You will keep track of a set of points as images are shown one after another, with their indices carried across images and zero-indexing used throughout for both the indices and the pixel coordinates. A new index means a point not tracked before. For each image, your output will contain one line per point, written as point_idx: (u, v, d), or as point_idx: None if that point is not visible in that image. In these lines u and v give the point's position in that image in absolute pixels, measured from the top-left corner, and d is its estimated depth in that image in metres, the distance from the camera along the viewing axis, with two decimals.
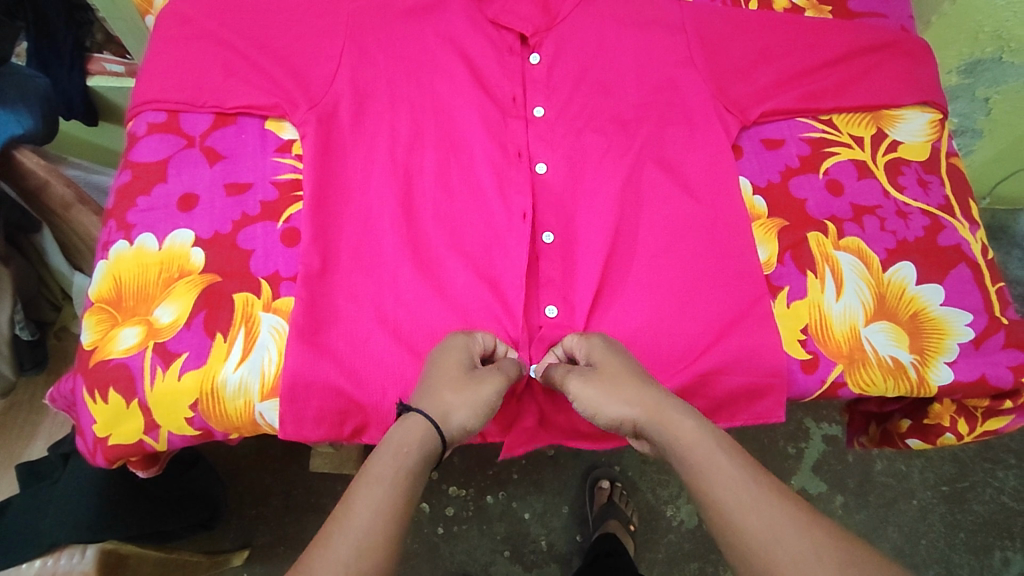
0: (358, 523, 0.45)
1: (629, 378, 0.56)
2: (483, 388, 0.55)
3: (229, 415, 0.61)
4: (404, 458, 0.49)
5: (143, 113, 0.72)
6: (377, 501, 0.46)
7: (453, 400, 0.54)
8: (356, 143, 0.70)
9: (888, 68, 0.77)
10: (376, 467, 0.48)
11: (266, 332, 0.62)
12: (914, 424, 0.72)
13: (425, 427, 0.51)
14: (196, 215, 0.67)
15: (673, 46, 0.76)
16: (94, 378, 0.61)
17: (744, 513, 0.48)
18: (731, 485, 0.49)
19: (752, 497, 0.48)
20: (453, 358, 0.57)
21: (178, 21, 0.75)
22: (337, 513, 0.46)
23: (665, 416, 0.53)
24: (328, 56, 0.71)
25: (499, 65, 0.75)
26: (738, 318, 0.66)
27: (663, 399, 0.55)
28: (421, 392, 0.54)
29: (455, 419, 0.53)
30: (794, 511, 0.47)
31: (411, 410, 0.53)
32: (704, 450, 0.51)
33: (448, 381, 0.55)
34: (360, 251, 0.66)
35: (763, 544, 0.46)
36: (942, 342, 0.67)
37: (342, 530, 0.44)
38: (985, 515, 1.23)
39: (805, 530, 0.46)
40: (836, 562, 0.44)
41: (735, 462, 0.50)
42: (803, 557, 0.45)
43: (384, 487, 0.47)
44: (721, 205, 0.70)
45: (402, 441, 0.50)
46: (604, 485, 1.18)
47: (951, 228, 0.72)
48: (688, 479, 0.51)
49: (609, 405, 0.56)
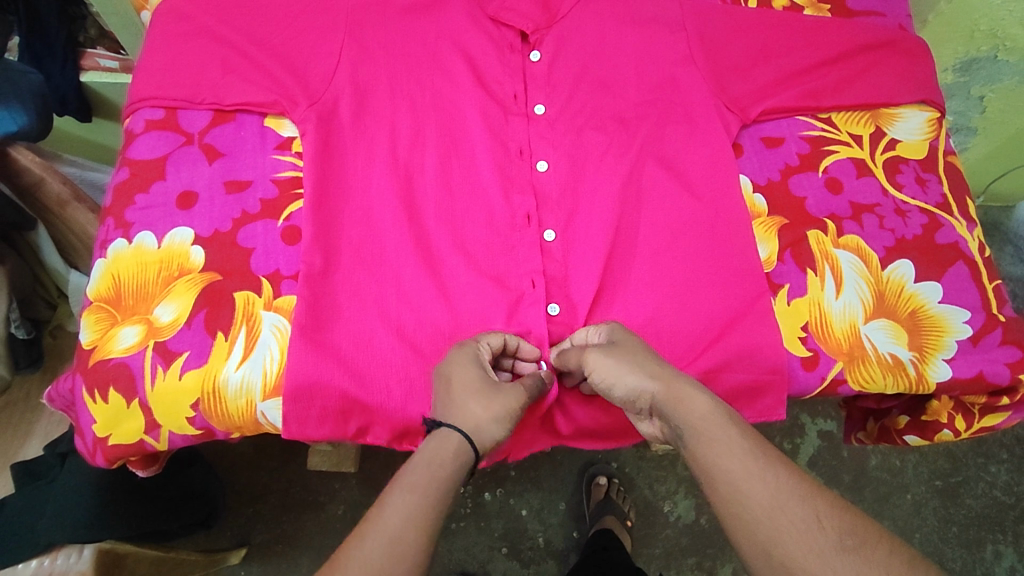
0: (390, 526, 0.45)
1: (647, 355, 0.57)
2: (507, 399, 0.56)
3: (231, 414, 0.61)
4: (440, 469, 0.49)
5: (141, 110, 0.71)
6: (411, 507, 0.46)
7: (483, 413, 0.54)
8: (357, 140, 0.69)
9: (885, 67, 0.78)
10: (408, 476, 0.48)
11: (268, 331, 0.62)
12: (911, 421, 0.72)
13: (456, 439, 0.52)
14: (196, 213, 0.66)
15: (673, 44, 0.76)
16: (95, 378, 0.60)
17: (751, 482, 0.48)
18: (740, 456, 0.49)
19: (759, 467, 0.49)
20: (470, 369, 0.56)
21: (175, 17, 0.74)
22: (370, 514, 0.46)
23: (680, 388, 0.54)
24: (328, 53, 0.71)
25: (500, 62, 0.75)
26: (740, 316, 0.66)
27: (677, 375, 0.55)
28: (445, 405, 0.54)
29: (486, 432, 0.54)
30: (795, 480, 0.48)
31: (440, 426, 0.53)
32: (716, 423, 0.52)
33: (474, 391, 0.55)
34: (362, 249, 0.66)
35: (767, 513, 0.47)
36: (941, 339, 0.67)
37: (375, 531, 0.45)
38: (978, 509, 1.25)
39: (805, 500, 0.47)
40: (836, 532, 0.45)
41: (743, 435, 0.51)
42: (806, 524, 0.45)
43: (417, 496, 0.47)
44: (722, 202, 0.70)
45: (433, 454, 0.50)
46: (601, 481, 1.18)
47: (949, 226, 0.73)
48: (698, 450, 0.51)
49: (627, 375, 0.56)
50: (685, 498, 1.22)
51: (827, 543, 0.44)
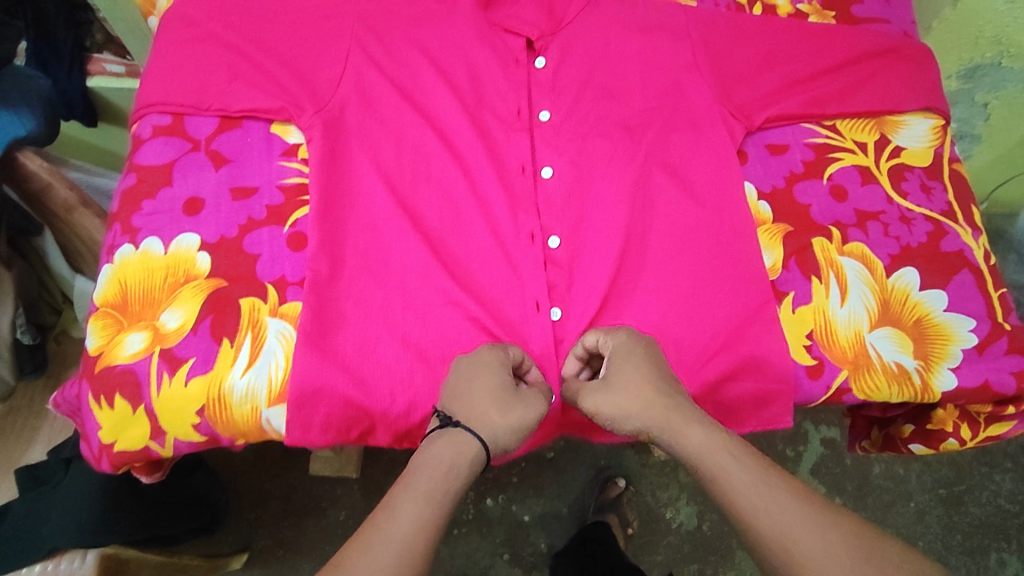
0: (400, 532, 0.47)
1: (648, 388, 0.56)
2: (529, 410, 0.55)
3: (236, 420, 0.61)
4: (455, 477, 0.51)
5: (148, 116, 0.72)
6: (421, 513, 0.48)
7: (501, 424, 0.54)
8: (362, 146, 0.69)
9: (890, 75, 0.78)
10: (423, 481, 0.50)
11: (273, 338, 0.62)
12: (917, 429, 0.72)
13: (474, 448, 0.53)
14: (202, 219, 0.67)
15: (678, 52, 0.76)
16: (100, 384, 0.60)
17: (759, 515, 0.49)
18: (742, 490, 0.50)
19: (765, 500, 0.50)
20: (496, 376, 0.57)
21: (182, 23, 0.74)
22: (382, 517, 0.48)
23: (682, 423, 0.54)
24: (335, 60, 0.71)
25: (505, 69, 0.75)
26: (745, 324, 0.66)
27: (668, 404, 0.55)
28: (467, 408, 0.55)
29: (502, 440, 0.55)
30: (805, 508, 0.49)
31: (460, 428, 0.54)
32: (711, 456, 0.52)
33: (493, 401, 0.55)
34: (368, 256, 0.66)
35: (781, 541, 0.48)
36: (945, 347, 0.67)
37: (384, 536, 0.46)
38: (982, 517, 1.24)
39: (815, 527, 0.48)
40: (851, 556, 0.47)
41: (745, 466, 0.51)
42: (819, 553, 0.47)
43: (428, 501, 0.49)
44: (726, 210, 0.70)
45: (451, 459, 0.52)
46: (618, 483, 1.19)
47: (954, 233, 0.73)
48: (703, 482, 0.52)
49: (617, 416, 0.56)
50: (687, 504, 1.21)
51: (839, 572, 0.46)
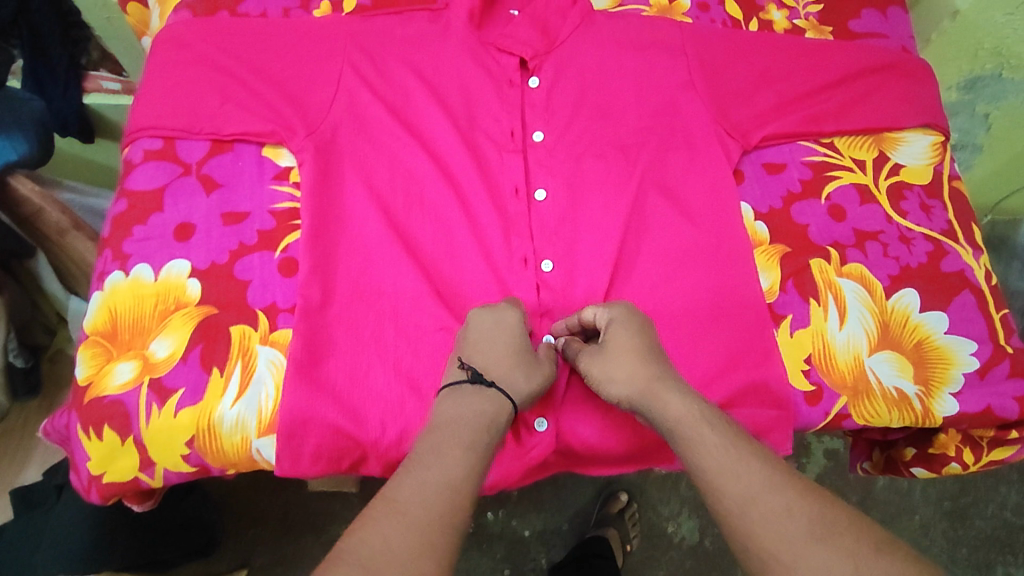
0: (445, 470, 0.49)
1: (633, 354, 0.57)
2: (546, 374, 0.60)
3: (226, 451, 0.60)
4: (496, 431, 0.54)
5: (139, 140, 0.71)
6: (471, 464, 0.50)
7: (528, 385, 0.58)
8: (354, 170, 0.69)
9: (889, 91, 0.77)
10: (470, 432, 0.52)
11: (263, 366, 0.62)
12: (919, 453, 0.71)
13: (509, 407, 0.56)
14: (193, 245, 0.66)
15: (673, 70, 0.75)
16: (90, 415, 0.60)
17: (723, 476, 0.48)
18: (711, 451, 0.50)
19: (731, 461, 0.49)
20: (518, 335, 0.60)
21: (174, 45, 0.74)
22: (425, 456, 0.50)
23: (657, 390, 0.55)
24: (327, 83, 0.71)
25: (499, 89, 0.74)
26: (742, 348, 0.65)
27: (656, 372, 0.56)
28: (495, 368, 0.58)
29: (526, 402, 0.59)
30: (768, 473, 0.48)
31: (492, 387, 0.56)
32: (689, 420, 0.53)
33: (521, 363, 0.59)
34: (360, 282, 0.65)
35: (740, 503, 0.47)
36: (947, 372, 0.66)
37: (428, 471, 0.48)
38: (987, 530, 1.23)
39: (780, 489, 0.47)
40: (806, 520, 0.45)
41: (717, 431, 0.51)
42: (777, 515, 0.46)
43: (475, 452, 0.51)
44: (722, 231, 0.70)
45: (491, 414, 0.55)
46: (621, 497, 1.19)
47: (955, 253, 0.72)
48: (677, 448, 0.52)
49: (607, 379, 0.58)
50: (689, 518, 1.20)
51: (797, 533, 0.44)
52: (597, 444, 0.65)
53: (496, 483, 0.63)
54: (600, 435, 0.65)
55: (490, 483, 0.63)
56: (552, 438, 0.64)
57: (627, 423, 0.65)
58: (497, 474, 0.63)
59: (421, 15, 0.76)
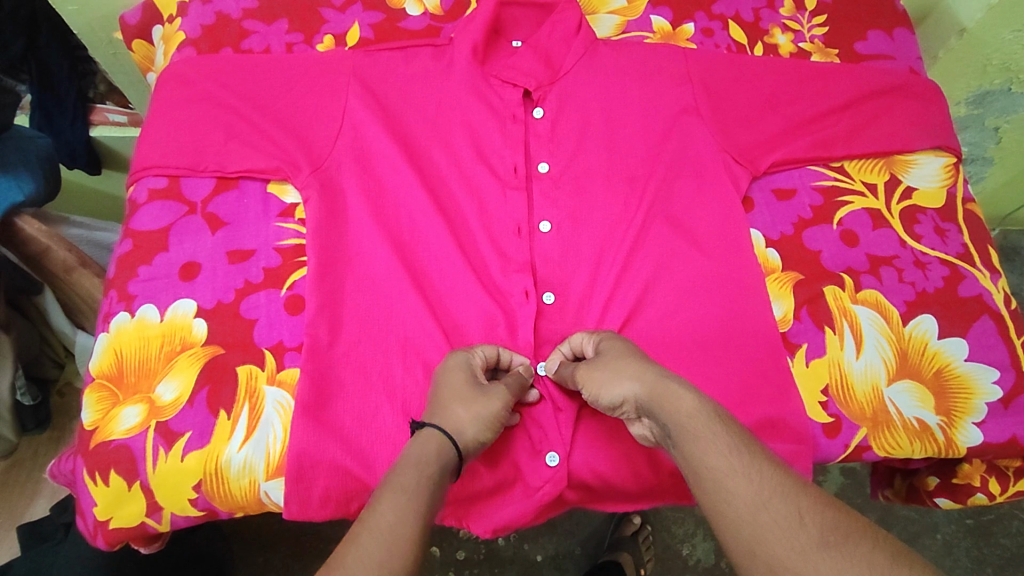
0: (383, 524, 0.45)
1: (633, 358, 0.56)
2: (492, 402, 0.56)
3: (233, 495, 0.59)
4: (425, 468, 0.50)
5: (144, 179, 0.71)
6: (401, 505, 0.46)
7: (465, 416, 0.54)
8: (360, 205, 0.68)
9: (897, 113, 0.76)
10: (398, 477, 0.48)
11: (270, 408, 0.61)
12: (942, 483, 0.69)
13: (439, 439, 0.52)
14: (198, 285, 0.66)
15: (678, 96, 0.75)
16: (95, 460, 0.59)
17: (737, 479, 0.46)
18: (724, 452, 0.47)
19: (744, 465, 0.46)
20: (458, 372, 0.58)
21: (178, 83, 0.74)
22: (363, 517, 0.46)
23: (664, 387, 0.52)
24: (332, 119, 0.71)
25: (503, 122, 0.74)
26: (757, 381, 0.64)
27: (663, 375, 0.54)
28: (433, 409, 0.55)
29: (468, 432, 0.54)
30: (781, 478, 0.45)
31: (425, 426, 0.54)
32: (702, 420, 0.50)
33: (456, 394, 0.56)
34: (367, 319, 0.64)
35: (751, 510, 0.44)
36: (969, 402, 0.65)
37: (368, 531, 0.44)
38: (1013, 548, 1.13)
39: (788, 496, 0.44)
40: (819, 528, 0.42)
41: (730, 432, 0.49)
42: (787, 522, 0.43)
43: (407, 495, 0.47)
44: (733, 260, 0.68)
45: (418, 454, 0.51)
46: (635, 520, 1.10)
47: (972, 277, 0.70)
48: (686, 449, 0.49)
49: (610, 382, 0.55)
50: (705, 540, 1.12)
51: (808, 540, 0.42)
52: (612, 480, 0.63)
53: (508, 523, 0.62)
54: (614, 471, 0.63)
55: (501, 524, 0.62)
56: (564, 473, 0.62)
57: (641, 458, 0.63)
58: (509, 514, 0.62)
59: (425, 50, 0.76)
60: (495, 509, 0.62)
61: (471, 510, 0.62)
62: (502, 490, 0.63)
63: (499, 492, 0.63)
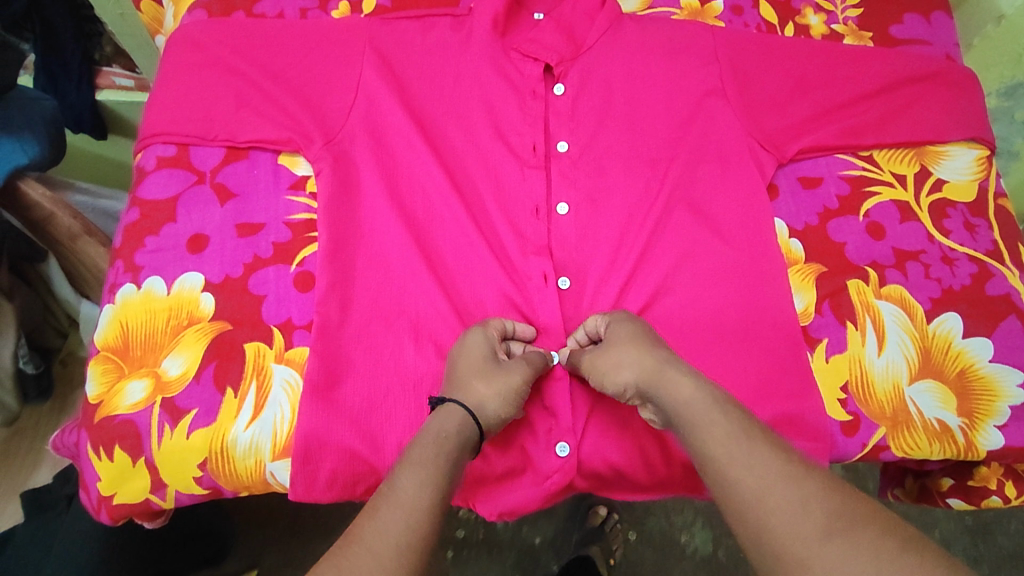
0: (406, 495, 0.44)
1: (636, 343, 0.55)
2: (512, 377, 0.55)
3: (239, 474, 0.58)
4: (446, 442, 0.49)
5: (152, 146, 0.69)
6: (424, 478, 0.45)
7: (484, 390, 0.54)
8: (374, 181, 0.66)
9: (931, 101, 0.73)
10: (420, 451, 0.48)
11: (279, 387, 0.60)
12: (957, 485, 0.67)
13: (461, 414, 0.52)
14: (206, 258, 0.64)
15: (704, 76, 0.72)
16: (100, 434, 0.58)
17: (736, 465, 0.44)
18: (725, 439, 0.46)
19: (746, 450, 0.45)
20: (477, 348, 0.57)
21: (188, 46, 0.71)
22: (385, 490, 0.45)
23: (664, 374, 0.51)
24: (346, 89, 0.69)
25: (522, 99, 0.71)
26: (776, 375, 0.62)
27: (665, 360, 0.53)
28: (451, 385, 0.55)
29: (490, 407, 0.54)
30: (783, 463, 0.44)
31: (445, 402, 0.53)
32: (702, 407, 0.49)
33: (476, 369, 0.55)
34: (379, 299, 0.63)
35: (754, 496, 0.43)
36: (992, 404, 0.63)
37: (390, 504, 0.43)
38: (1012, 548, 1.13)
39: (791, 482, 0.43)
40: (823, 514, 0.40)
41: (730, 417, 0.47)
42: (790, 508, 0.41)
43: (429, 469, 0.46)
44: (756, 249, 0.67)
45: (439, 428, 0.50)
46: None
47: (1000, 276, 0.68)
48: (689, 437, 0.48)
49: (611, 370, 0.55)
50: (703, 528, 1.11)
51: (812, 527, 0.40)
52: (624, 471, 0.62)
53: (516, 510, 0.61)
54: (626, 461, 0.62)
55: (508, 510, 0.61)
56: (573, 463, 0.61)
57: (654, 449, 0.62)
58: (518, 501, 0.61)
59: (443, 20, 0.73)
60: (503, 496, 0.61)
61: (479, 496, 0.62)
62: (511, 478, 0.62)
63: (508, 479, 0.62)
